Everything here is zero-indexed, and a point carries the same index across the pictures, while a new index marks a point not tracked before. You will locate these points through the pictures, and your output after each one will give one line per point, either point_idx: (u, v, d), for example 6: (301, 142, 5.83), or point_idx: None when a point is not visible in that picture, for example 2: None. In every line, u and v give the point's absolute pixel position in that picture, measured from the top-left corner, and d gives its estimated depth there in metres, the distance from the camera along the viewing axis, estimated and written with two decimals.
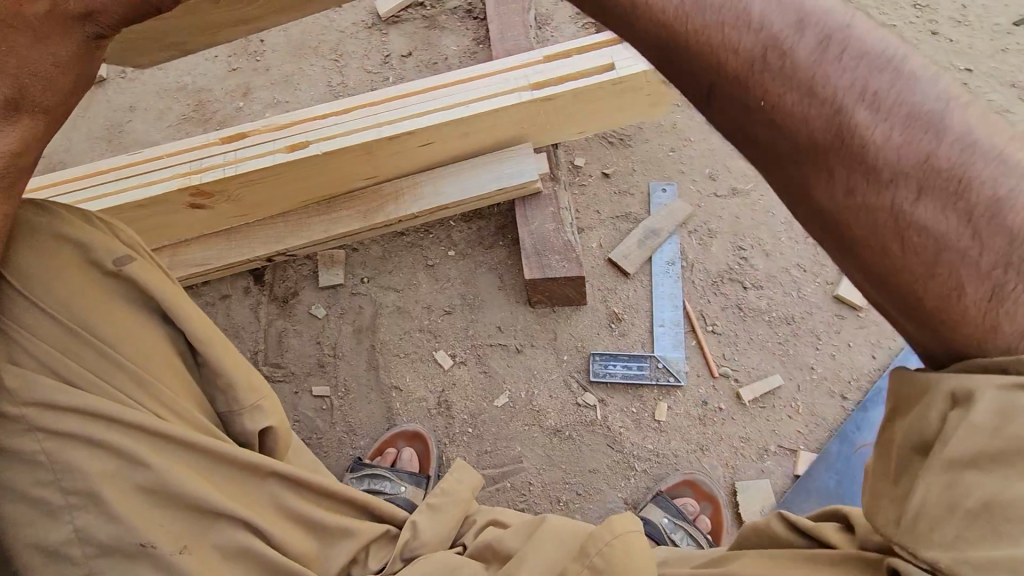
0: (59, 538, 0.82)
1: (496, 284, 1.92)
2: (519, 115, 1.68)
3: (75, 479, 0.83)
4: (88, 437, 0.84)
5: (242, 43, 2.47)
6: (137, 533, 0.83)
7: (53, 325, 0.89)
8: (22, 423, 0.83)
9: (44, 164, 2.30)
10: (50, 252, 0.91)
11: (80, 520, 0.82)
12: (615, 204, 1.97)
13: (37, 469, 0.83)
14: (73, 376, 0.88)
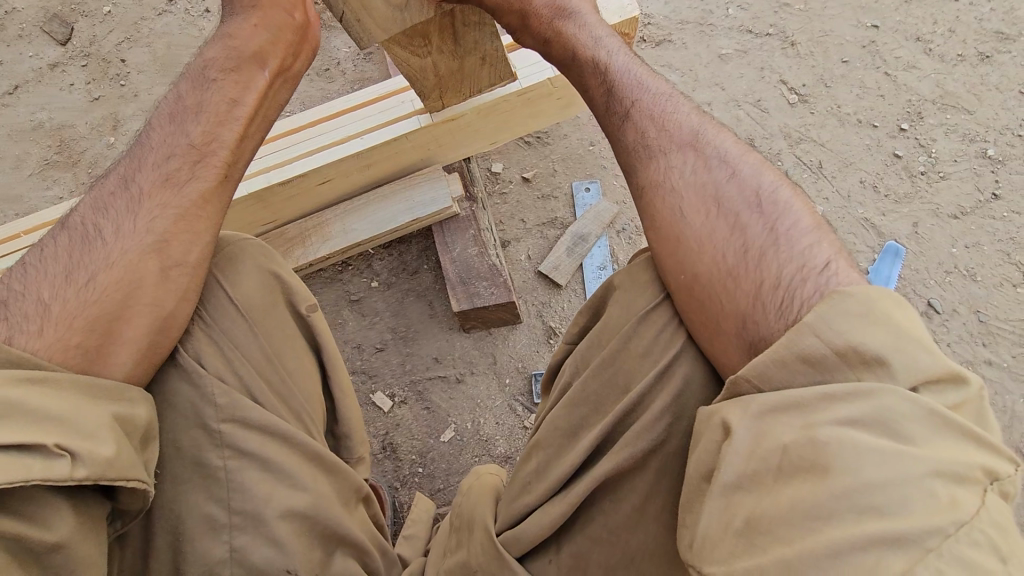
0: (217, 557, 0.89)
1: (427, 312, 1.83)
2: (422, 141, 1.55)
3: (243, 498, 0.91)
4: (272, 461, 0.93)
5: (100, 66, 2.20)
6: (285, 558, 0.91)
7: (256, 354, 0.98)
8: (218, 437, 0.91)
9: None
10: (259, 285, 1.03)
11: (240, 541, 0.90)
12: (541, 211, 1.88)
13: (216, 484, 0.91)
14: (262, 396, 0.96)
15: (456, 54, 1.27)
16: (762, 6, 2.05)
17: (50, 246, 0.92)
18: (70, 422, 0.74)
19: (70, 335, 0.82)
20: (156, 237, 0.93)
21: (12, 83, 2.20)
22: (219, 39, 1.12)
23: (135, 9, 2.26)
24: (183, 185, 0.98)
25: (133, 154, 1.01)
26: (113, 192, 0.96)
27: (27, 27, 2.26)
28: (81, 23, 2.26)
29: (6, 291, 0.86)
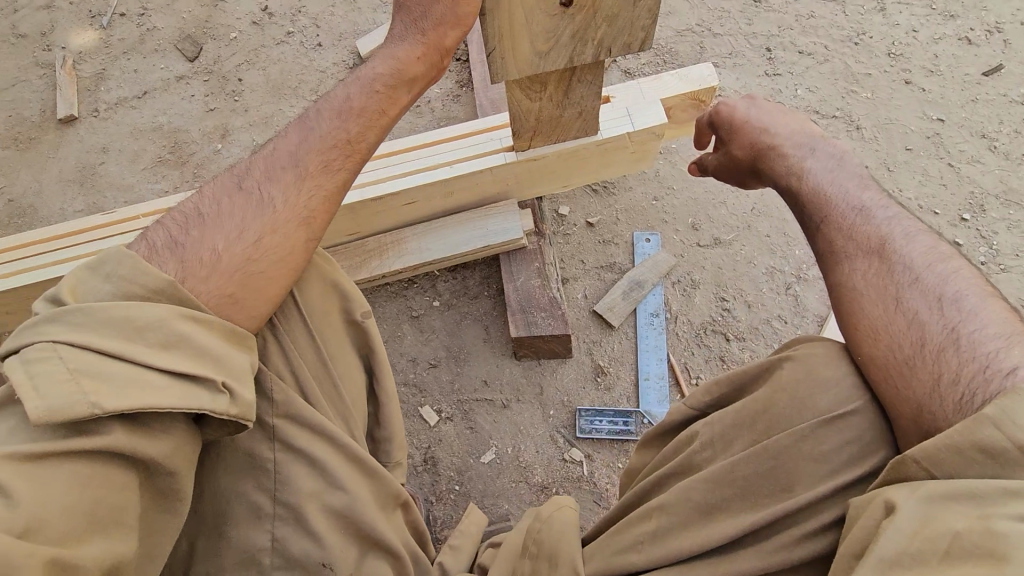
0: (258, 544, 0.96)
1: (482, 336, 1.91)
2: (509, 175, 1.69)
3: (291, 490, 0.97)
4: (317, 459, 0.98)
5: (219, 82, 2.47)
6: (322, 552, 0.97)
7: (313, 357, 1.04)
8: (271, 432, 0.97)
9: (16, 209, 2.32)
10: (322, 294, 1.09)
11: (282, 532, 0.96)
12: (600, 254, 1.97)
13: (264, 474, 0.97)
14: (312, 397, 1.01)
15: (562, 105, 1.46)
16: (830, 90, 2.17)
17: (209, 198, 1.00)
18: (217, 359, 0.81)
19: (228, 287, 0.90)
20: (304, 209, 1.02)
21: (141, 89, 2.49)
22: (384, 55, 1.20)
23: (257, 36, 2.54)
24: (333, 172, 1.08)
25: (298, 135, 1.10)
26: (282, 167, 1.05)
27: (163, 43, 2.58)
28: (209, 44, 2.56)
29: (181, 235, 0.93)
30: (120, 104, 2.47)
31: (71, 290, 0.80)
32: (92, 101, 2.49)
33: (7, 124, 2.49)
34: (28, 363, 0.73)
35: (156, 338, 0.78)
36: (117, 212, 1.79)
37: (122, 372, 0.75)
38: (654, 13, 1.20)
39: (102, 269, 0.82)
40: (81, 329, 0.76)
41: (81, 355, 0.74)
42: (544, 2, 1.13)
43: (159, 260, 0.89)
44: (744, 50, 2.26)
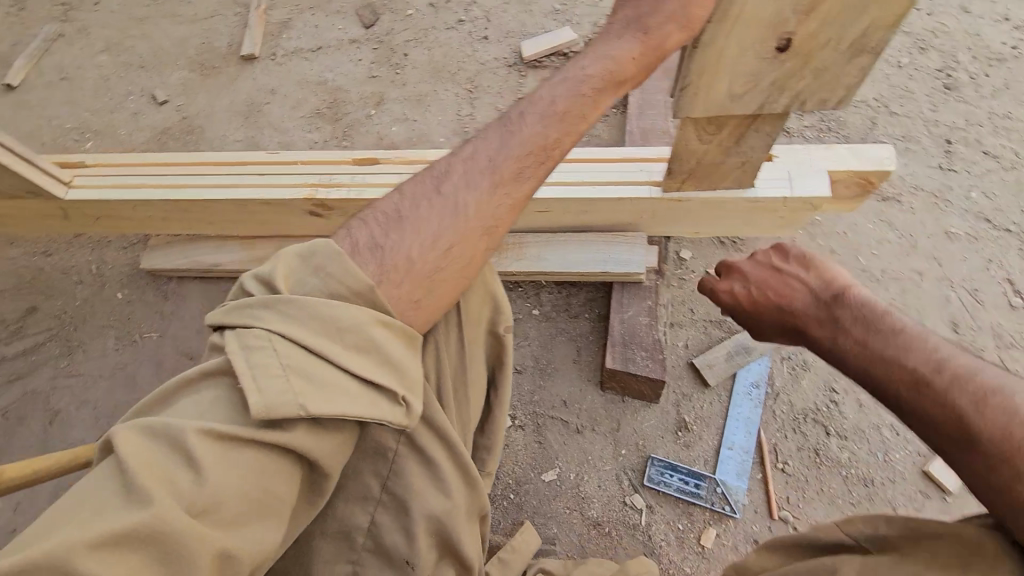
0: (360, 519, 1.01)
1: (572, 356, 1.89)
2: (649, 209, 1.67)
3: (402, 484, 1.00)
4: (434, 462, 1.01)
5: (386, 52, 2.61)
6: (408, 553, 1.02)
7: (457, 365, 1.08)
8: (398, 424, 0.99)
9: (188, 127, 2.58)
10: (478, 304, 1.11)
11: (380, 519, 1.01)
12: (712, 308, 1.90)
13: (382, 461, 0.99)
14: (446, 399, 1.07)
15: (729, 151, 1.42)
16: (1009, 201, 1.98)
17: (406, 197, 1.02)
18: (401, 370, 0.87)
19: (415, 293, 0.95)
20: (491, 217, 1.03)
21: (316, 44, 2.69)
22: (597, 56, 1.14)
23: (430, 17, 2.66)
24: (524, 178, 1.06)
25: (497, 134, 1.08)
26: (477, 170, 1.04)
27: (346, 6, 2.77)
28: (386, 16, 2.71)
29: (381, 233, 0.97)
30: (295, 53, 2.68)
31: (285, 277, 0.87)
32: (273, 46, 2.72)
33: (198, 51, 2.77)
34: (247, 349, 0.80)
35: (354, 342, 0.85)
36: (320, 155, 1.86)
37: (322, 370, 0.81)
38: (865, 74, 1.15)
39: (315, 262, 0.88)
40: (294, 321, 0.83)
41: (292, 350, 0.81)
42: (761, 43, 1.10)
43: (360, 258, 0.93)
44: (920, 136, 2.11)
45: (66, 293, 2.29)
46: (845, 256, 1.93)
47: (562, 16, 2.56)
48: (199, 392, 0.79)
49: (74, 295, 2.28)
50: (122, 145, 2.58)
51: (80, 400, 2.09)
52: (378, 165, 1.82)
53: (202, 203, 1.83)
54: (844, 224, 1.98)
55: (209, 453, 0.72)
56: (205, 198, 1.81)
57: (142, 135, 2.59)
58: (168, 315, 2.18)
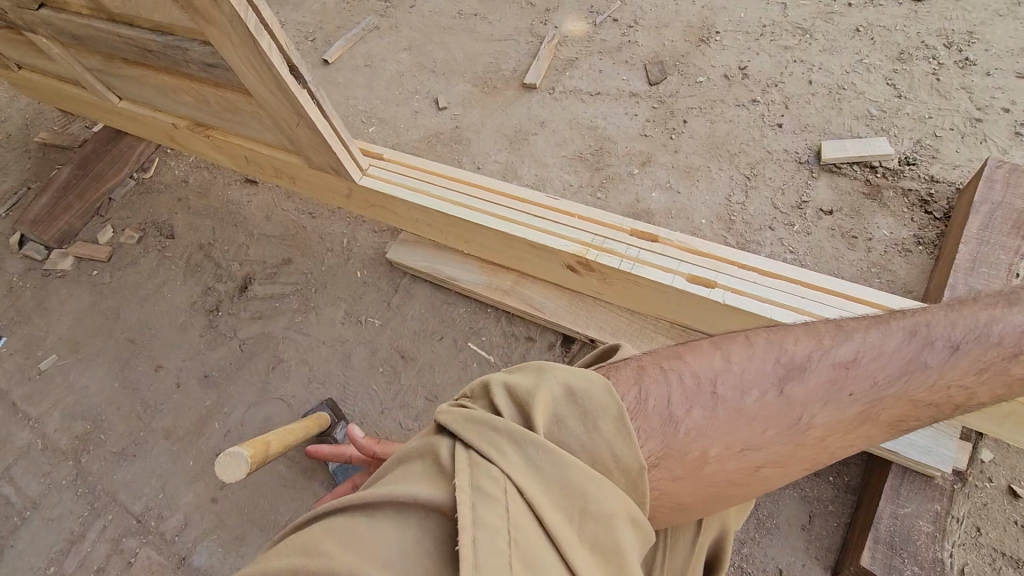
0: None
1: (802, 521, 1.60)
2: (985, 406, 1.33)
3: None
4: None
5: (665, 114, 2.52)
6: None
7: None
8: None
9: (457, 137, 2.72)
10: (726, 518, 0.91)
11: None
12: (1010, 538, 1.47)
13: None
14: None
15: None
16: None
17: (729, 372, 0.83)
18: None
19: (687, 501, 0.79)
20: (819, 446, 0.81)
21: (597, 89, 2.69)
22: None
23: (722, 89, 2.52)
24: (889, 420, 0.80)
25: (905, 349, 0.82)
26: (850, 391, 0.80)
27: (635, 59, 2.74)
28: (674, 77, 2.63)
29: (680, 408, 0.80)
30: (574, 93, 2.71)
31: (544, 408, 0.74)
32: (554, 80, 2.78)
33: (485, 68, 2.93)
34: (478, 490, 0.65)
35: (595, 537, 0.66)
36: (599, 214, 1.80)
37: (547, 561, 0.62)
38: None
39: (582, 408, 0.75)
40: (537, 476, 0.69)
41: (525, 516, 0.64)
42: None
43: (646, 435, 0.78)
44: None
45: (316, 256, 2.53)
46: None
47: (878, 124, 2.26)
48: (398, 528, 0.65)
49: (323, 260, 2.51)
50: (397, 137, 2.81)
51: (301, 358, 2.28)
52: (658, 244, 1.69)
53: (471, 224, 1.87)
54: None
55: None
56: (476, 221, 1.85)
57: (416, 133, 2.80)
58: (393, 307, 2.30)
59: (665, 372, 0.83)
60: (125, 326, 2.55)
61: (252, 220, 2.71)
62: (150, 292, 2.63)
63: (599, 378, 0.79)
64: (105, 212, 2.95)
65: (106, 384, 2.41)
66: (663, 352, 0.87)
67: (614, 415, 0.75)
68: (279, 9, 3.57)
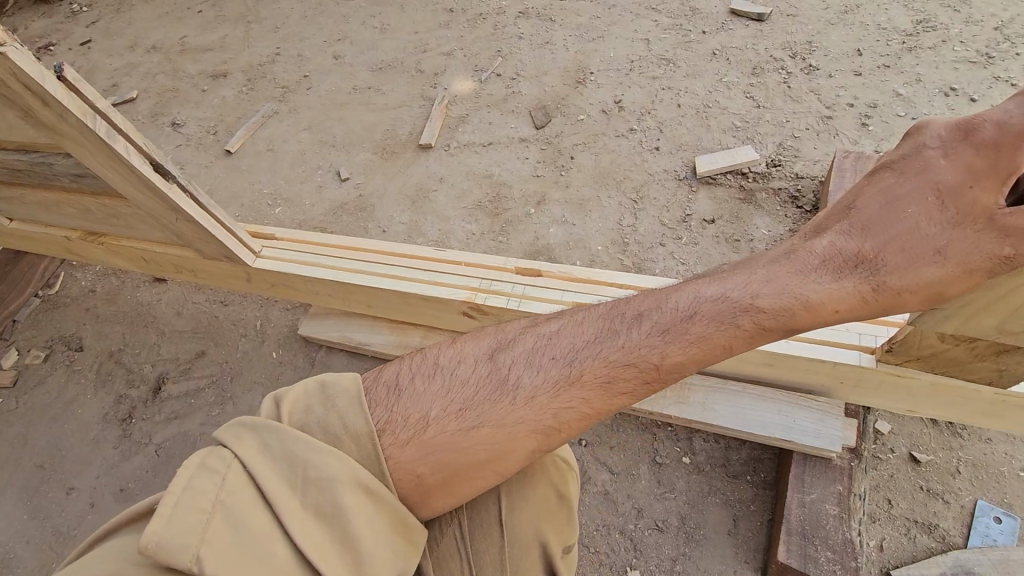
0: None
1: (727, 527, 1.59)
2: (855, 380, 1.38)
3: None
4: None
5: (554, 154, 2.64)
6: None
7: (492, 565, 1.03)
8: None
9: (362, 204, 2.77)
10: (538, 504, 1.06)
11: None
12: (919, 505, 1.50)
13: None
14: None
15: (986, 360, 1.13)
16: None
17: (457, 353, 1.01)
18: (347, 545, 0.79)
19: (415, 466, 0.89)
20: (533, 406, 0.94)
21: (489, 140, 2.80)
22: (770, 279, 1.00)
23: (602, 123, 2.67)
24: (591, 379, 0.95)
25: (604, 321, 1.01)
26: (552, 355, 0.98)
27: (521, 107, 2.89)
28: (557, 119, 2.77)
29: (406, 380, 0.97)
30: (468, 146, 2.81)
31: (292, 402, 0.89)
32: (448, 137, 2.89)
33: (383, 136, 3.02)
34: (202, 468, 0.78)
35: (314, 498, 0.81)
36: (487, 259, 1.84)
37: (251, 518, 0.76)
38: None
39: (327, 397, 0.90)
40: (264, 452, 0.82)
41: (242, 486, 0.78)
42: None
43: (375, 407, 0.93)
44: None
45: (230, 344, 2.48)
46: None
47: (743, 134, 2.43)
48: None
49: (237, 347, 2.46)
50: (303, 214, 2.84)
51: None
52: (542, 278, 1.74)
53: (365, 288, 1.88)
54: None
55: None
56: (367, 285, 1.87)
57: (321, 207, 2.83)
58: None
59: (409, 360, 1.01)
60: (32, 451, 2.40)
61: (163, 319, 2.65)
62: (60, 410, 2.50)
63: (349, 373, 0.94)
64: (8, 335, 2.83)
65: (14, 518, 2.25)
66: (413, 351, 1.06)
67: (351, 394, 0.91)
68: (180, 109, 3.63)
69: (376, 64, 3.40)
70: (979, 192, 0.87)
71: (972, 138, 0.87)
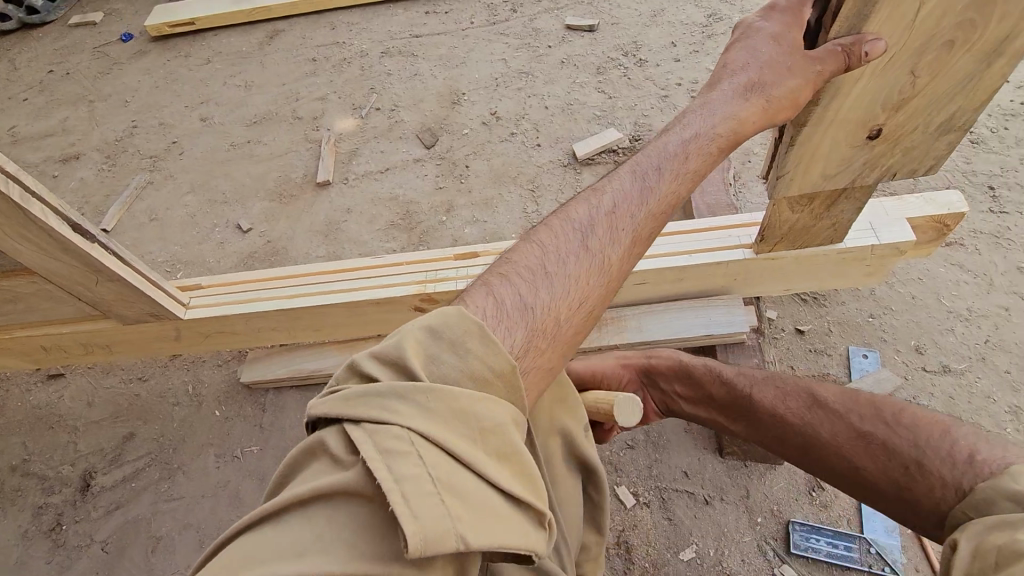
0: None
1: (683, 426, 1.88)
2: (743, 272, 1.76)
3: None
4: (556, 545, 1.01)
5: (450, 166, 2.89)
6: None
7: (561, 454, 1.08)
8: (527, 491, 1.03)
9: (272, 248, 2.78)
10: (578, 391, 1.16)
11: None
12: (812, 363, 1.92)
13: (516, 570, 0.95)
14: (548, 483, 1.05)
15: (820, 218, 1.55)
16: None
17: (543, 250, 0.94)
18: (539, 488, 0.74)
19: (555, 361, 0.88)
20: (621, 274, 0.98)
21: (385, 166, 2.97)
22: (711, 110, 1.13)
23: (486, 133, 2.98)
24: (646, 234, 1.03)
25: (638, 184, 1.07)
26: (620, 224, 1.00)
27: (407, 132, 3.10)
28: (444, 136, 3.03)
29: (522, 291, 0.88)
30: (366, 176, 2.96)
31: (417, 355, 0.74)
32: (344, 171, 3.01)
33: (276, 183, 3.05)
34: (384, 453, 0.66)
35: (496, 448, 0.72)
36: (423, 255, 2.01)
37: (464, 484, 0.67)
38: (951, 146, 1.30)
39: (450, 340, 0.76)
40: (431, 417, 0.69)
41: (437, 458, 0.67)
42: (852, 136, 1.27)
43: (506, 323, 0.83)
44: (965, 185, 2.27)
45: (163, 416, 2.33)
46: (927, 301, 2.00)
47: (606, 120, 2.87)
48: (324, 519, 0.65)
49: (171, 417, 2.32)
50: (210, 272, 2.77)
51: (184, 524, 2.06)
52: (478, 258, 1.94)
53: (312, 309, 1.94)
54: (918, 271, 2.07)
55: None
56: (313, 305, 1.93)
57: (228, 261, 2.78)
58: (267, 426, 2.22)
59: (502, 271, 0.91)
60: None
61: (72, 414, 2.41)
62: None
63: (453, 308, 0.80)
64: None
65: None
66: (494, 262, 0.95)
67: (478, 332, 0.77)
68: None
69: (250, 119, 3.42)
70: (795, 35, 1.10)
71: (775, 10, 1.13)
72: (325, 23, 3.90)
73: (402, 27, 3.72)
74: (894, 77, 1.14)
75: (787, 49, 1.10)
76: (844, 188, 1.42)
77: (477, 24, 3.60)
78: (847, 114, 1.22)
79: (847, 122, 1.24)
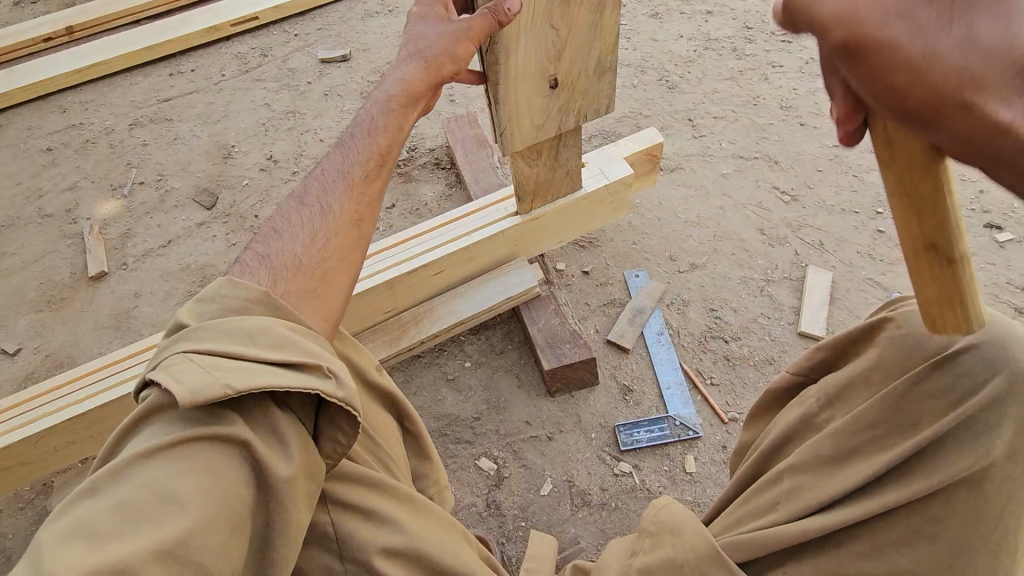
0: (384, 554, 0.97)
1: (515, 383, 2.09)
2: (517, 238, 2.03)
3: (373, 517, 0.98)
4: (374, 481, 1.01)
5: (238, 221, 2.82)
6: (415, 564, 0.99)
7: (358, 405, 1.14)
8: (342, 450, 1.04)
9: (55, 361, 2.46)
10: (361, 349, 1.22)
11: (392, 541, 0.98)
12: (600, 294, 2.26)
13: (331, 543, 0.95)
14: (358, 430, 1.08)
15: (554, 167, 1.86)
16: (746, 140, 2.72)
17: (277, 220, 1.12)
18: (318, 352, 0.90)
19: (308, 284, 1.04)
20: (354, 211, 1.15)
21: (166, 239, 2.80)
22: (387, 80, 1.29)
23: (266, 179, 2.96)
24: (366, 173, 1.19)
25: (351, 143, 1.24)
26: (336, 178, 1.18)
27: (182, 199, 2.94)
28: (224, 193, 2.94)
29: (265, 250, 1.07)
30: (148, 254, 2.75)
31: (187, 312, 0.89)
32: (120, 256, 2.77)
33: (39, 291, 2.70)
34: (166, 367, 0.80)
35: (268, 341, 0.86)
36: None
37: (241, 366, 0.82)
38: (613, 87, 1.67)
39: (211, 295, 0.91)
40: (200, 335, 0.84)
41: (207, 357, 0.81)
42: (539, 89, 1.56)
43: (253, 274, 1.02)
44: (672, 123, 2.82)
45: None
46: (668, 218, 2.46)
47: None
48: (143, 435, 0.77)
49: None
50: None
51: None
52: None
53: (113, 402, 1.82)
54: (657, 198, 2.53)
55: (156, 472, 0.72)
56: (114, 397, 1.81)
57: None
58: None
59: (253, 245, 1.09)
60: None
61: None
62: None
63: (221, 280, 0.93)
64: None
65: None
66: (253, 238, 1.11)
67: (229, 284, 0.92)
68: None
69: None
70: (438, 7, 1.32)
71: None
72: (52, 107, 3.51)
73: (146, 94, 3.49)
74: (543, 33, 1.43)
75: (437, 20, 1.31)
76: (557, 133, 1.73)
77: (229, 75, 3.52)
78: (524, 69, 1.49)
79: (529, 77, 1.51)
